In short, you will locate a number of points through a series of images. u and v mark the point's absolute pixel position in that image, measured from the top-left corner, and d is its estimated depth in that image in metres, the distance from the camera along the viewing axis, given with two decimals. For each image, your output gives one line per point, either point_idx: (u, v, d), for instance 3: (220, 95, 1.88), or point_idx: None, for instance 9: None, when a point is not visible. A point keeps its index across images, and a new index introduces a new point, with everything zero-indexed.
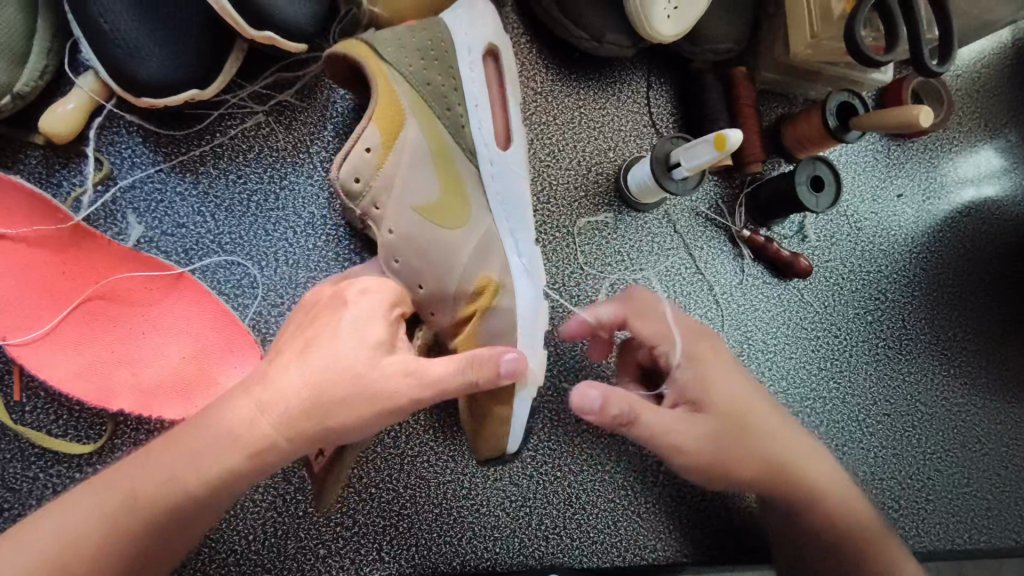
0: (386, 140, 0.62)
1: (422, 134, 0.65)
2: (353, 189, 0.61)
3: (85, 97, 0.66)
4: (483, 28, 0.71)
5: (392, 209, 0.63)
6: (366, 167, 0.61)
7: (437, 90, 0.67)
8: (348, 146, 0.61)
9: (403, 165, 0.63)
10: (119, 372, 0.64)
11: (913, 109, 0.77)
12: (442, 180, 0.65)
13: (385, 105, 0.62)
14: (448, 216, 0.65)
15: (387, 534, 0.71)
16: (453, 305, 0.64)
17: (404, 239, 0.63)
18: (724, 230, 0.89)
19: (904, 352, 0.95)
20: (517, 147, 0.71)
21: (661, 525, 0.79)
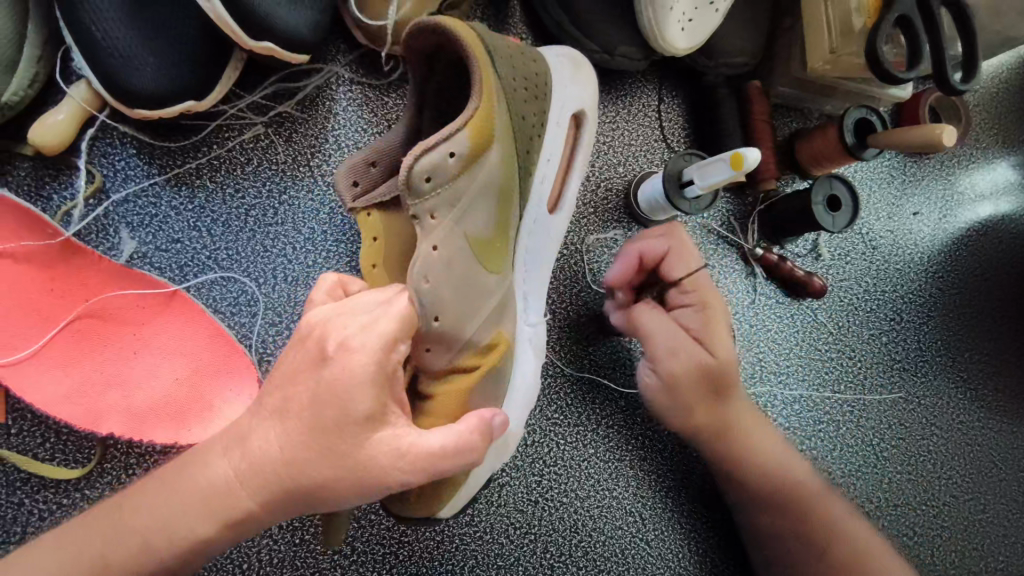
0: (472, 153, 0.53)
1: (499, 165, 0.57)
2: (416, 187, 0.52)
3: (76, 107, 0.64)
4: (582, 86, 0.70)
5: (444, 228, 0.54)
6: (439, 172, 0.52)
7: (524, 130, 0.61)
8: (431, 143, 0.51)
9: (473, 188, 0.55)
10: (108, 394, 0.62)
11: (933, 128, 0.75)
12: (497, 219, 0.58)
13: (485, 113, 0.53)
14: (490, 258, 0.58)
15: (387, 562, 0.68)
16: (456, 351, 0.55)
17: (445, 264, 0.53)
18: (736, 248, 0.86)
19: (918, 374, 0.92)
20: (563, 214, 0.70)
21: (669, 554, 0.77)
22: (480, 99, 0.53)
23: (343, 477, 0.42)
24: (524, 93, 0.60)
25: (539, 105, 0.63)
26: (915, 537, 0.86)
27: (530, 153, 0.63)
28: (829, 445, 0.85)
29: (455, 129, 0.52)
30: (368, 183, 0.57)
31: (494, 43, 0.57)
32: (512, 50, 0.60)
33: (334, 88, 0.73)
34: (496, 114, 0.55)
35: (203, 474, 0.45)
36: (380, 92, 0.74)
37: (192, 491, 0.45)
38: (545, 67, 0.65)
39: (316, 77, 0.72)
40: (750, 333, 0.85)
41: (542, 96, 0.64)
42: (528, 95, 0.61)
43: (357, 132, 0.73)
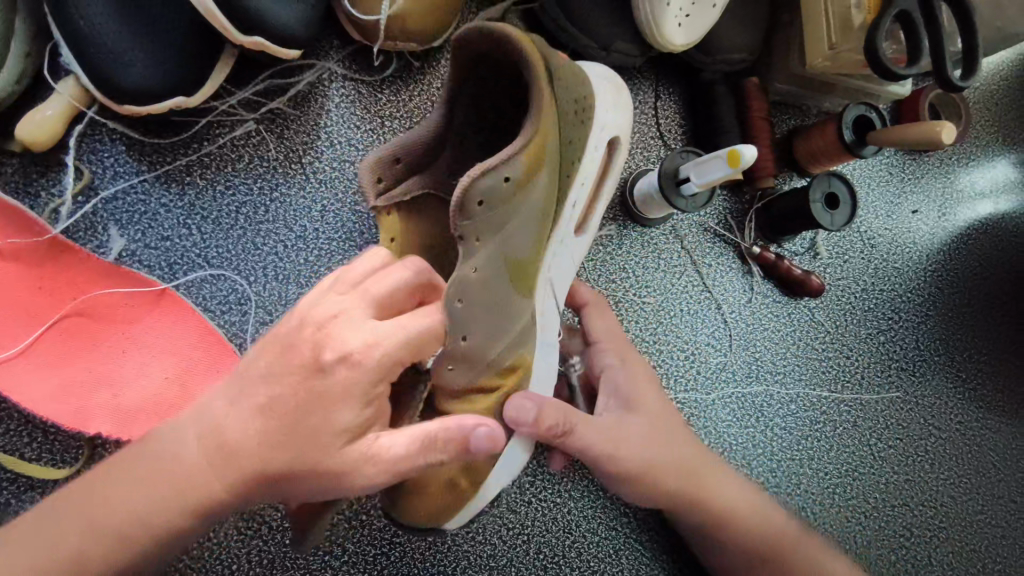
0: (523, 176, 0.53)
1: (541, 189, 0.57)
2: (468, 208, 0.50)
3: (65, 103, 0.63)
4: (619, 110, 0.69)
5: (485, 250, 0.53)
6: (493, 196, 0.51)
7: (566, 155, 0.61)
8: (493, 165, 0.49)
9: (518, 211, 0.54)
10: (97, 393, 0.61)
11: (934, 125, 0.74)
12: (534, 241, 0.59)
13: (539, 138, 0.53)
14: (521, 278, 0.58)
15: (379, 563, 0.68)
16: (478, 371, 0.55)
17: (482, 288, 0.52)
18: (733, 246, 0.85)
19: (917, 374, 0.92)
20: (586, 236, 0.70)
21: (663, 556, 0.76)
22: (537, 124, 0.52)
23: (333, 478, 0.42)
24: (573, 116, 0.61)
25: (579, 129, 0.63)
26: (912, 539, 0.85)
27: (566, 177, 0.63)
28: (827, 446, 0.85)
29: (514, 153, 0.50)
30: (390, 180, 0.55)
31: (555, 65, 0.57)
32: (566, 73, 0.60)
33: (327, 84, 0.72)
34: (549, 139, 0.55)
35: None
36: (374, 89, 0.73)
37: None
38: (589, 88, 0.65)
39: (309, 73, 0.71)
40: (746, 333, 0.84)
41: (584, 120, 0.64)
42: (575, 120, 0.62)
43: (350, 128, 0.72)
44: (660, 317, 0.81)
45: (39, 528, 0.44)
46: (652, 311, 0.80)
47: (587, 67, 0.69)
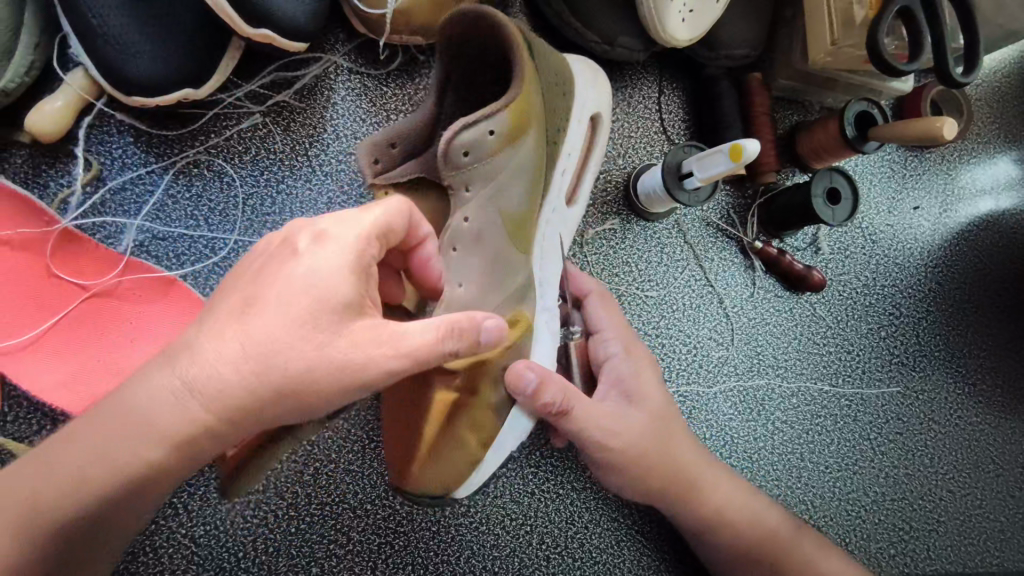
0: (508, 132, 0.55)
1: (533, 149, 0.59)
2: (454, 158, 0.54)
3: (74, 95, 0.63)
4: (596, 91, 0.71)
5: (475, 201, 0.57)
6: (479, 148, 0.55)
7: (554, 118, 0.64)
8: (474, 119, 0.53)
9: (507, 166, 0.57)
10: (106, 382, 0.61)
11: (935, 121, 0.74)
12: (529, 198, 0.61)
13: (524, 95, 0.55)
14: (520, 236, 0.61)
15: (383, 552, 0.68)
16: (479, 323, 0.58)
17: (472, 238, 0.58)
18: (735, 241, 0.86)
19: (917, 369, 0.92)
20: (578, 207, 0.70)
21: (665, 547, 0.77)
22: (520, 82, 0.54)
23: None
24: (555, 88, 0.63)
25: (566, 97, 0.65)
26: (911, 532, 0.86)
27: (556, 142, 0.65)
28: (827, 439, 0.85)
29: (497, 108, 0.53)
30: (388, 162, 0.57)
31: (530, 31, 0.60)
32: (544, 42, 0.62)
33: (333, 78, 0.72)
34: (533, 98, 0.57)
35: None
36: (379, 82, 0.74)
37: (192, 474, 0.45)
38: (567, 60, 0.67)
39: (315, 66, 0.72)
40: (748, 326, 0.85)
41: (569, 88, 0.66)
42: (557, 86, 0.64)
43: (355, 121, 0.72)
44: (662, 311, 0.81)
45: None
46: (654, 305, 0.81)
47: None
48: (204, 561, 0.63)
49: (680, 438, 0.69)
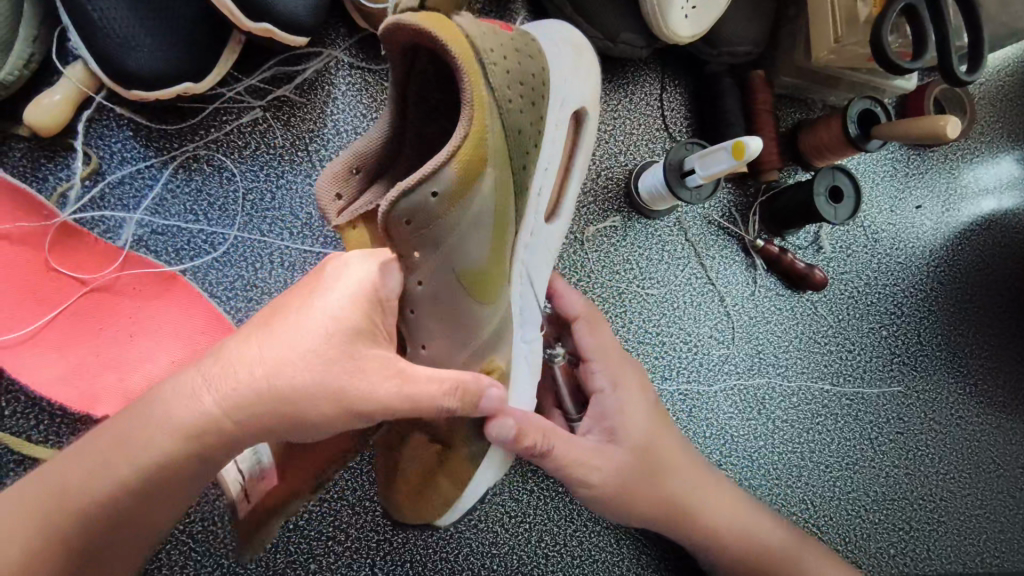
0: (459, 187, 0.49)
1: (492, 189, 0.53)
2: (395, 228, 0.47)
3: (72, 88, 0.63)
4: (582, 83, 0.68)
5: (430, 262, 0.51)
6: (424, 211, 0.48)
7: (521, 141, 0.57)
8: (416, 183, 0.46)
9: (462, 220, 0.51)
10: (105, 377, 0.62)
11: (938, 120, 0.74)
12: (492, 246, 0.56)
13: (474, 142, 0.49)
14: (484, 287, 0.56)
15: (382, 549, 0.68)
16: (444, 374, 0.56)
17: (430, 296, 0.52)
18: (736, 239, 0.86)
19: (918, 369, 0.92)
20: (560, 222, 0.70)
21: (663, 546, 0.77)
22: (466, 129, 0.48)
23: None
24: (520, 101, 0.55)
25: (538, 113, 0.59)
26: (911, 532, 0.86)
27: (527, 167, 0.60)
28: (827, 439, 0.85)
29: (440, 165, 0.47)
30: (352, 192, 0.53)
31: (486, 40, 0.51)
32: (508, 51, 0.55)
33: (333, 72, 0.72)
34: (490, 135, 0.51)
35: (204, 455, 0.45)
36: (379, 77, 0.73)
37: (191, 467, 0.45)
38: (544, 63, 0.61)
39: (315, 61, 0.71)
40: (749, 325, 0.84)
41: (541, 101, 0.60)
42: (526, 103, 0.57)
43: (356, 117, 0.72)
44: (663, 309, 0.81)
45: None
46: (654, 303, 0.81)
47: (547, 31, 0.67)
48: (202, 558, 0.63)
49: (676, 463, 0.67)
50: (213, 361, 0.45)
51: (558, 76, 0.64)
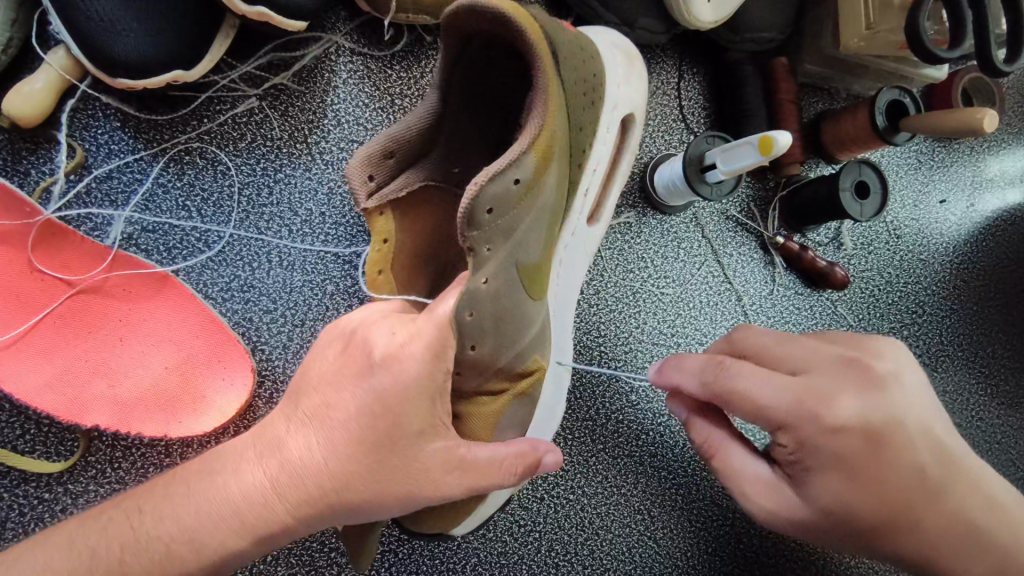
0: (533, 177, 0.47)
1: (554, 184, 0.52)
2: (475, 219, 0.44)
3: (54, 75, 0.59)
4: (633, 89, 0.66)
5: (496, 259, 0.47)
6: (503, 202, 0.45)
7: (580, 139, 0.57)
8: (503, 168, 0.44)
9: (529, 215, 0.49)
10: (94, 384, 0.58)
11: (970, 115, 0.70)
12: (546, 243, 0.54)
13: (548, 134, 0.47)
14: (534, 285, 0.54)
15: (386, 560, 0.66)
16: (491, 374, 0.51)
17: (492, 301, 0.46)
18: (755, 236, 0.82)
19: (939, 369, 0.89)
20: (599, 223, 0.67)
21: (678, 553, 0.74)
22: (544, 117, 0.47)
23: (374, 470, 0.41)
24: (581, 99, 0.55)
25: (595, 113, 0.59)
26: None
27: (579, 164, 0.58)
28: None
29: (521, 153, 0.45)
30: (382, 176, 0.48)
31: (556, 36, 0.51)
32: (573, 48, 0.54)
33: (334, 59, 0.68)
34: (558, 131, 0.50)
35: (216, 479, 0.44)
36: (384, 65, 0.69)
37: (201, 502, 0.43)
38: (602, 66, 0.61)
39: (314, 47, 0.67)
40: (766, 324, 0.81)
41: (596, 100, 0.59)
42: (586, 101, 0.56)
43: (358, 106, 0.68)
44: (678, 309, 0.78)
45: None
46: (670, 303, 0.77)
47: (598, 32, 0.65)
48: None
49: (883, 462, 0.50)
50: None
51: (611, 76, 0.63)
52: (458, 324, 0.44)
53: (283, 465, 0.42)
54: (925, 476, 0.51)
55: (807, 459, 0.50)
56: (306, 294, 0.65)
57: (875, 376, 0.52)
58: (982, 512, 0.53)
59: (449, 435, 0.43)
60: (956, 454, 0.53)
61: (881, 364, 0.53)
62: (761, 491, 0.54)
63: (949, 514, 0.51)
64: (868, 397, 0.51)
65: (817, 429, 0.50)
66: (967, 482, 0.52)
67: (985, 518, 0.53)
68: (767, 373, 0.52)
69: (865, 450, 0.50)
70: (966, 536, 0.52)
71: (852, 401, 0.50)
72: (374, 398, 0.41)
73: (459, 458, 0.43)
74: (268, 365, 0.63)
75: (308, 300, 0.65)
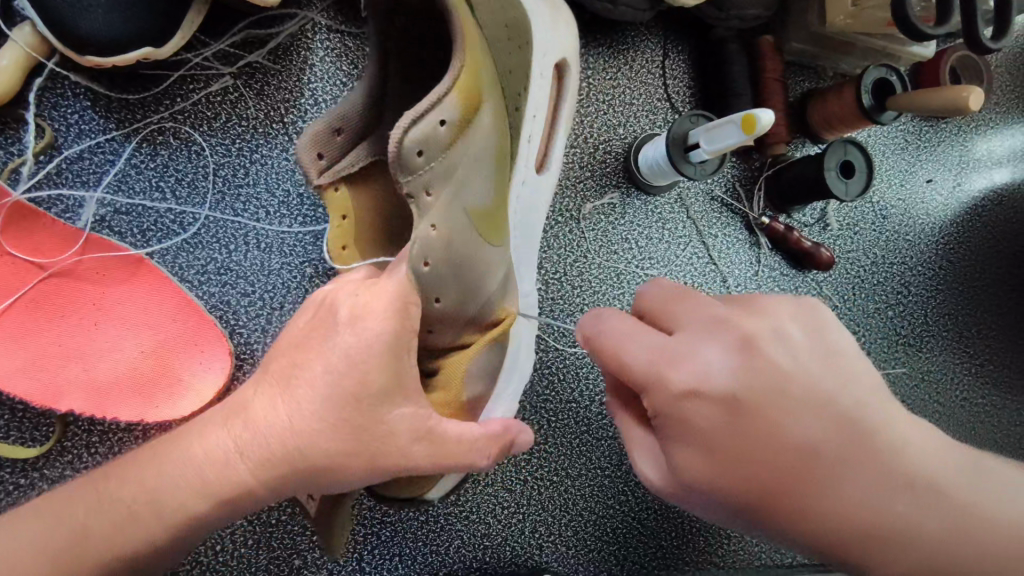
0: (463, 118, 0.47)
1: (492, 124, 0.51)
2: (407, 163, 0.44)
3: (21, 52, 0.57)
4: (560, 32, 0.65)
5: (441, 203, 0.46)
6: (432, 143, 0.45)
7: (507, 81, 0.57)
8: (425, 108, 0.44)
9: (467, 155, 0.49)
10: (68, 369, 0.58)
11: (955, 92, 0.70)
12: (496, 187, 0.54)
13: (470, 74, 0.47)
14: (492, 230, 0.53)
15: (369, 543, 0.66)
16: (461, 325, 0.51)
17: (444, 247, 0.46)
18: (740, 216, 0.81)
19: (923, 349, 0.90)
20: (550, 172, 0.66)
21: (661, 532, 0.76)
22: (465, 57, 0.46)
23: (349, 449, 0.41)
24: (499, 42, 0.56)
25: (523, 56, 0.59)
26: None
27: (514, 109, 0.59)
28: None
29: (445, 92, 0.45)
30: (334, 154, 0.49)
31: None
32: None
33: (310, 36, 0.66)
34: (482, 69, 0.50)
35: (179, 456, 0.42)
36: (361, 42, 0.67)
37: (170, 476, 0.42)
38: (523, 11, 0.60)
39: (290, 24, 0.66)
40: None
41: (520, 44, 0.59)
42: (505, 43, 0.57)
43: (335, 84, 0.67)
44: None
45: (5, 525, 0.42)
46: None
47: None
48: None
49: (743, 430, 0.43)
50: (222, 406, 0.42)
51: (539, 26, 0.62)
52: (413, 273, 0.44)
53: (247, 423, 0.41)
54: (815, 454, 0.42)
55: (666, 426, 0.45)
56: (285, 277, 0.64)
57: (754, 338, 0.45)
58: (910, 507, 0.42)
59: (414, 400, 0.42)
60: (874, 432, 0.43)
61: (767, 325, 0.46)
62: (645, 453, 0.49)
63: (854, 500, 0.42)
64: (736, 360, 0.44)
65: (666, 395, 0.44)
66: (888, 466, 0.42)
67: (911, 514, 0.42)
68: (640, 330, 0.47)
69: (726, 419, 0.43)
70: (883, 532, 0.42)
71: (714, 365, 0.44)
72: (356, 380, 0.40)
73: (428, 427, 0.43)
74: (246, 348, 0.63)
75: (286, 282, 0.64)
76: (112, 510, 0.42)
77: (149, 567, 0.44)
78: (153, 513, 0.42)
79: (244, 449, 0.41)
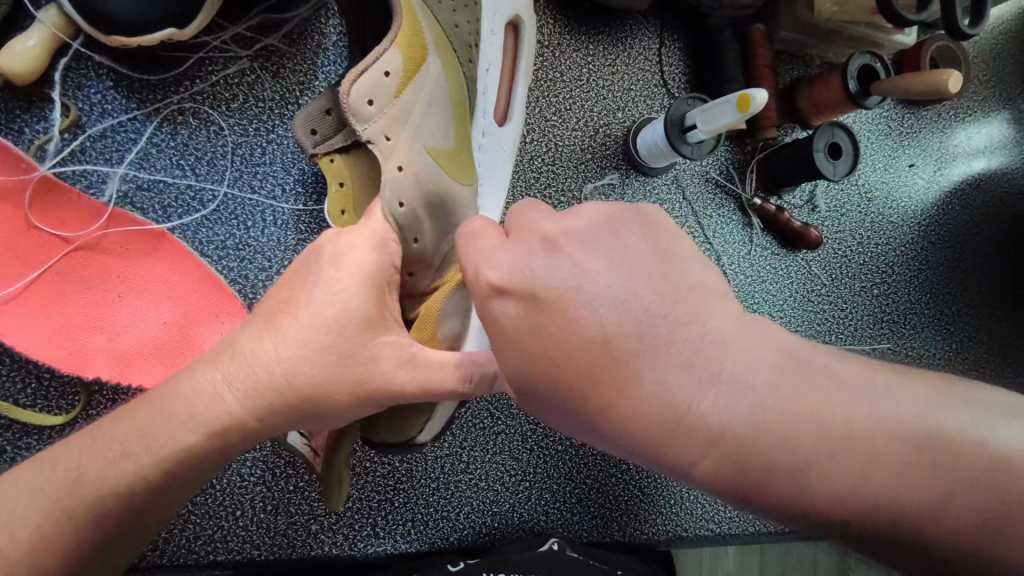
0: (406, 71, 0.54)
1: (443, 76, 0.58)
2: (360, 112, 0.51)
3: (47, 33, 0.60)
4: None
5: (402, 146, 0.53)
6: (379, 92, 0.52)
7: (461, 35, 0.62)
8: (367, 63, 0.51)
9: (421, 104, 0.55)
10: (94, 338, 0.60)
11: (937, 75, 0.74)
12: (457, 136, 0.60)
13: (410, 31, 0.54)
14: (457, 171, 0.59)
15: (384, 509, 0.68)
16: (436, 267, 0.58)
17: (411, 183, 0.53)
18: (734, 198, 0.85)
19: (908, 326, 0.94)
20: (512, 125, 0.69)
21: (660, 500, 0.79)
22: (402, 19, 0.54)
23: (334, 376, 0.46)
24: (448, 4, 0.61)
25: (471, 14, 0.64)
26: None
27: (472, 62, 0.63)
28: None
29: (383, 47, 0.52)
30: (327, 131, 0.54)
31: None
32: None
33: (323, 21, 0.69)
34: (422, 29, 0.56)
35: (180, 394, 0.46)
36: None
37: (169, 412, 0.45)
38: None
39: (304, 8, 0.68)
40: (745, 283, 0.84)
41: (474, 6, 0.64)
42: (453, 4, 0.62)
43: (347, 68, 0.69)
44: None
45: (38, 462, 0.46)
46: None
47: None
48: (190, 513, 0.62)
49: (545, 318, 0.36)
50: (229, 357, 0.46)
51: None
52: (390, 211, 0.51)
53: (233, 358, 0.46)
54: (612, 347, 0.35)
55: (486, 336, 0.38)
56: (300, 252, 0.66)
57: (561, 237, 0.38)
58: (723, 404, 0.33)
59: (396, 333, 0.48)
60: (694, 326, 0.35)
61: (581, 223, 0.38)
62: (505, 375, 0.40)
63: (657, 396, 0.34)
64: (535, 263, 0.37)
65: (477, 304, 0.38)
66: (699, 357, 0.34)
67: (723, 412, 0.33)
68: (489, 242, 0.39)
69: (531, 321, 0.36)
70: (691, 428, 0.33)
71: (510, 264, 0.37)
72: (339, 310, 0.46)
73: (411, 355, 0.48)
74: None
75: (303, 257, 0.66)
76: (120, 446, 0.45)
77: (162, 504, 0.47)
78: (148, 448, 0.45)
79: (232, 382, 0.45)
